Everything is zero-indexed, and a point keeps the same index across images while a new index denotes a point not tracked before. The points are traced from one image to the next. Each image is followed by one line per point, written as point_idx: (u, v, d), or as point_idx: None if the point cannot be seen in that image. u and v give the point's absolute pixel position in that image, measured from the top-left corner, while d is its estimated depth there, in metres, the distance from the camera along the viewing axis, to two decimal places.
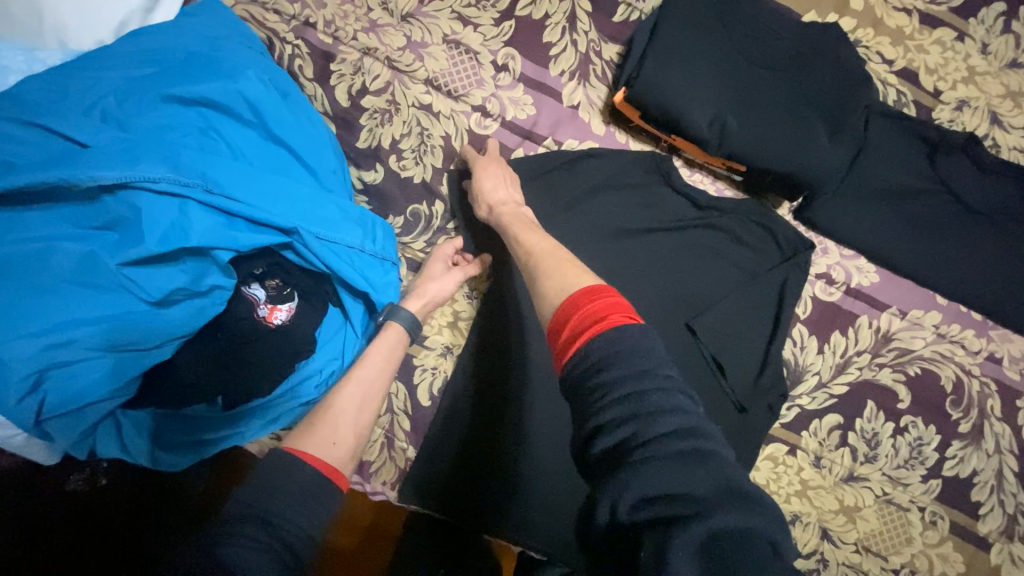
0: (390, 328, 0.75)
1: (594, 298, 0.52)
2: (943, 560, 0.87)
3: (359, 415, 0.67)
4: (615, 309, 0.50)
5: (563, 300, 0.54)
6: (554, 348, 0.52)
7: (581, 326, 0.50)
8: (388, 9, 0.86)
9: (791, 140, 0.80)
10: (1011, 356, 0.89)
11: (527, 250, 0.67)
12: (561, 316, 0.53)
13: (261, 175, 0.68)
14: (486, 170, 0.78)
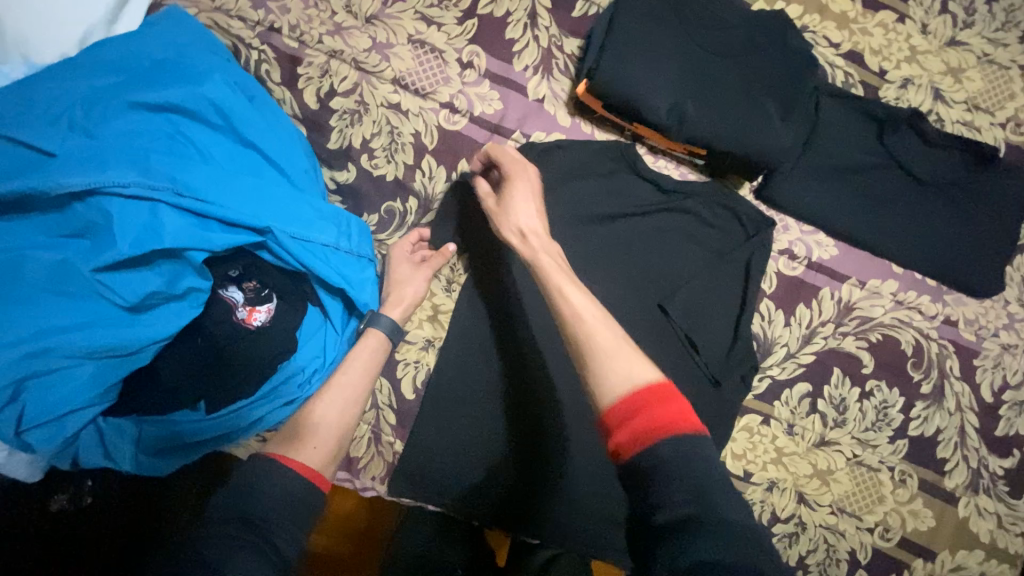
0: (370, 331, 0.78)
1: (667, 398, 0.53)
2: (914, 516, 0.92)
3: (341, 413, 0.71)
4: (687, 416, 0.52)
5: (629, 388, 0.53)
6: (613, 437, 0.52)
7: (652, 426, 0.51)
8: (352, 12, 0.88)
9: (745, 123, 0.84)
10: (966, 318, 0.94)
11: (572, 310, 0.62)
12: (625, 407, 0.53)
13: (235, 178, 0.69)
14: (520, 192, 0.75)
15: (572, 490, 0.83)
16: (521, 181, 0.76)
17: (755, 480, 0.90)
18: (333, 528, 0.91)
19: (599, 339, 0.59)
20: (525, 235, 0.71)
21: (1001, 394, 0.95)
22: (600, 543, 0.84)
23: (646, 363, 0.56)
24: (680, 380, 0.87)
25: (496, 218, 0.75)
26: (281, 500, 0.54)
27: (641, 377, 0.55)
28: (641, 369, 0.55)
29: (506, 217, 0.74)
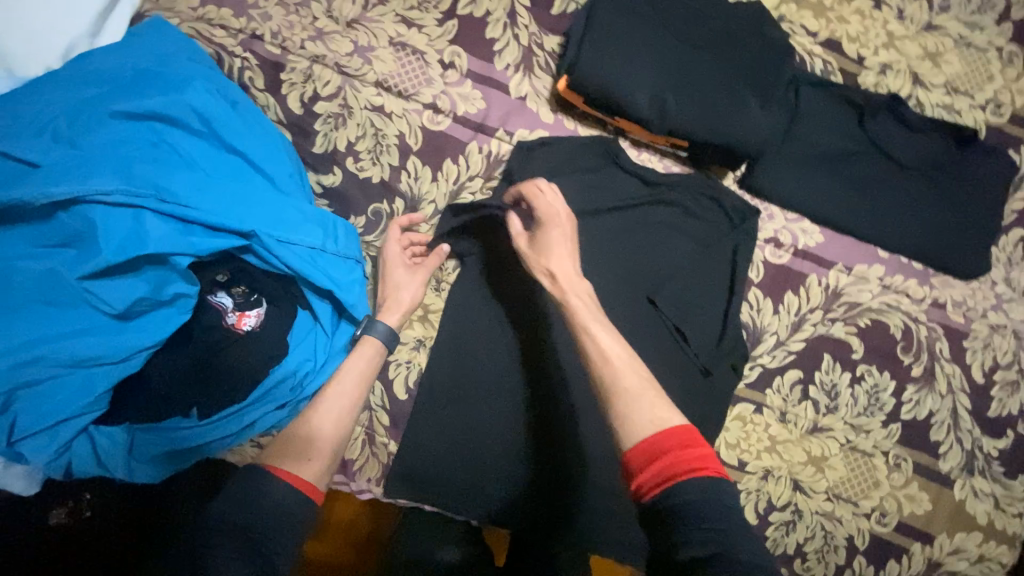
0: (365, 338, 0.78)
1: (690, 442, 0.55)
2: (910, 500, 0.92)
3: (337, 419, 0.71)
4: (710, 461, 0.54)
5: (655, 432, 0.56)
6: (639, 478, 0.55)
7: (675, 469, 0.54)
8: (333, 17, 0.89)
9: (725, 113, 0.84)
10: (954, 300, 0.95)
11: (599, 349, 0.65)
12: (652, 451, 0.55)
13: (219, 184, 0.69)
14: (553, 233, 0.75)
15: (565, 484, 0.84)
16: (556, 222, 0.76)
17: (750, 469, 0.90)
18: (334, 536, 0.94)
19: (625, 385, 0.61)
20: (556, 277, 0.72)
21: (992, 375, 0.95)
22: (597, 534, 0.85)
23: (669, 407, 0.59)
24: (671, 371, 0.87)
25: (530, 260, 0.75)
26: (266, 507, 0.55)
27: (666, 421, 0.57)
28: (665, 413, 0.58)
29: (543, 259, 0.74)
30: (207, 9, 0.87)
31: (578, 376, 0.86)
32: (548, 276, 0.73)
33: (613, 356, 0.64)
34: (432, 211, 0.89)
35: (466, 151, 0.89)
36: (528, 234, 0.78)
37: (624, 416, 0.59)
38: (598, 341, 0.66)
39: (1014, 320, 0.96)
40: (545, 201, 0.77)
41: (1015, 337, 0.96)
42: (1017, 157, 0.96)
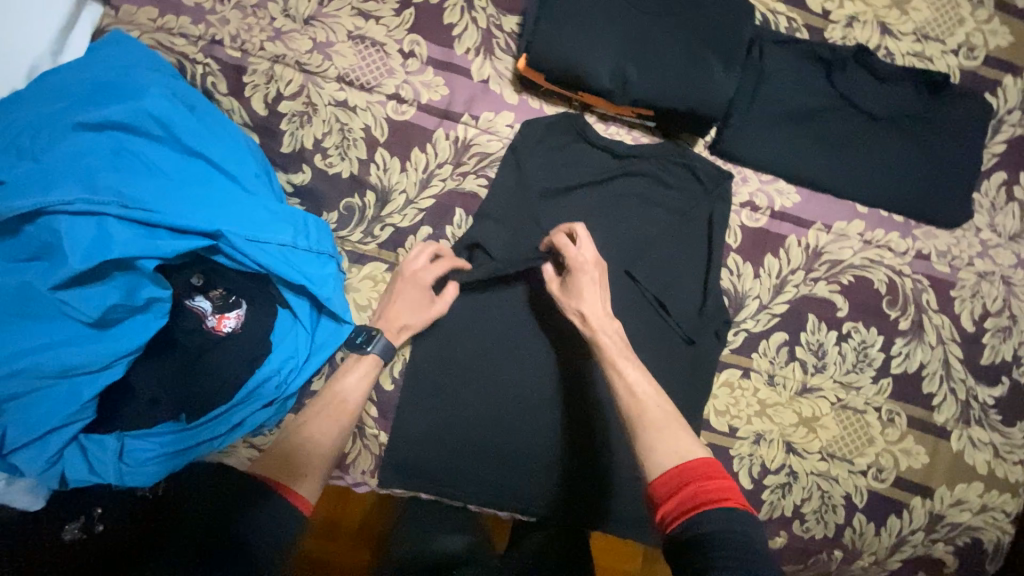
0: (370, 354, 0.78)
1: (712, 475, 0.59)
2: (907, 454, 0.92)
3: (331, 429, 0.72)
4: (732, 493, 0.58)
5: (677, 464, 0.61)
6: (662, 509, 0.59)
7: (699, 498, 0.57)
8: (290, 16, 0.89)
9: (688, 78, 0.84)
10: (938, 250, 0.93)
11: (626, 385, 0.71)
12: (674, 482, 0.59)
13: (184, 188, 0.71)
14: (588, 278, 0.78)
15: (553, 460, 0.87)
16: (586, 266, 0.78)
17: (741, 434, 0.90)
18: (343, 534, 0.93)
19: (650, 415, 0.67)
20: (587, 318, 0.77)
21: (983, 322, 0.94)
22: (587, 505, 0.88)
23: (693, 440, 0.64)
24: (655, 342, 0.87)
25: (563, 303, 0.79)
26: (262, 520, 0.57)
27: (688, 457, 0.62)
28: (690, 445, 0.63)
29: (572, 300, 0.79)
30: (166, 18, 0.87)
31: (559, 354, 0.88)
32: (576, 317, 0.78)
33: (637, 388, 0.71)
34: (403, 202, 0.88)
35: (433, 139, 0.89)
36: (559, 279, 0.81)
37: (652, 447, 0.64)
38: (626, 372, 0.72)
39: (1001, 266, 0.94)
40: (574, 252, 0.78)
41: (1004, 283, 0.94)
42: (992, 100, 0.95)
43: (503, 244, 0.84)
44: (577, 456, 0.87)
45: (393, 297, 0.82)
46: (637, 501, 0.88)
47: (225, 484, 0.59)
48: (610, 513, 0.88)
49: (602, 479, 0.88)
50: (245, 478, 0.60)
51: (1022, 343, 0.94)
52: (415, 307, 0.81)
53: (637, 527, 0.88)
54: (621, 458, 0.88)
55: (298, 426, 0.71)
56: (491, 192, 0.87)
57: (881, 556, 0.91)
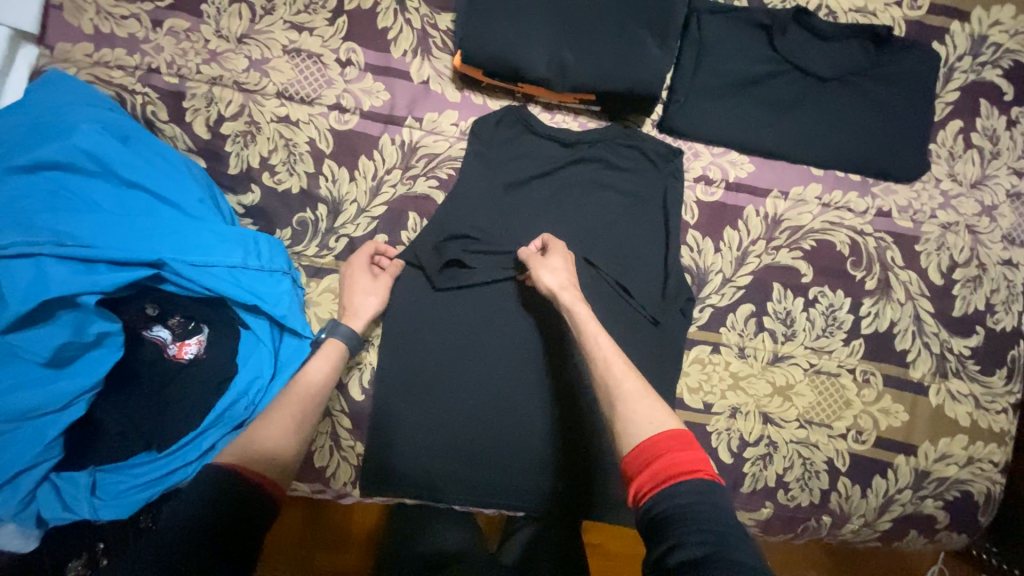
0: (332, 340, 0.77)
1: (684, 447, 0.55)
2: (886, 414, 0.91)
3: (287, 431, 0.64)
4: (704, 465, 0.53)
5: (649, 436, 0.56)
6: (634, 484, 0.55)
7: (668, 472, 0.53)
8: (224, 36, 0.88)
9: (625, 58, 0.83)
10: (898, 206, 0.93)
11: (602, 354, 0.67)
12: (646, 454, 0.55)
13: (126, 220, 0.71)
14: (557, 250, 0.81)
15: (532, 453, 0.86)
16: (564, 249, 0.82)
17: (717, 410, 0.89)
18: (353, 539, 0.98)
19: (625, 387, 0.63)
20: (557, 291, 0.75)
21: (951, 274, 0.93)
22: (570, 496, 0.87)
23: (668, 412, 0.60)
24: (622, 326, 0.87)
25: (532, 265, 0.79)
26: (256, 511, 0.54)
27: (661, 427, 0.57)
28: (663, 417, 0.59)
29: (540, 265, 0.78)
30: (102, 52, 0.87)
31: (527, 348, 0.87)
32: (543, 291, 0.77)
33: (603, 358, 0.67)
34: (355, 211, 0.88)
35: (379, 146, 0.89)
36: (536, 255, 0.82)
37: (622, 416, 0.60)
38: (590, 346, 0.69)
39: (965, 216, 0.93)
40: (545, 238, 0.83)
41: (970, 233, 0.93)
42: (940, 49, 0.93)
43: (474, 251, 0.85)
44: (555, 447, 0.87)
45: (348, 289, 0.82)
46: (620, 488, 0.88)
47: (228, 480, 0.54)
48: (595, 501, 0.88)
49: (582, 468, 0.87)
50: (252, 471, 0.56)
51: (993, 291, 0.93)
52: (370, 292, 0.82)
53: (622, 512, 0.89)
54: (598, 445, 0.87)
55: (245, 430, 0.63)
56: (455, 195, 0.87)
57: (871, 517, 0.91)
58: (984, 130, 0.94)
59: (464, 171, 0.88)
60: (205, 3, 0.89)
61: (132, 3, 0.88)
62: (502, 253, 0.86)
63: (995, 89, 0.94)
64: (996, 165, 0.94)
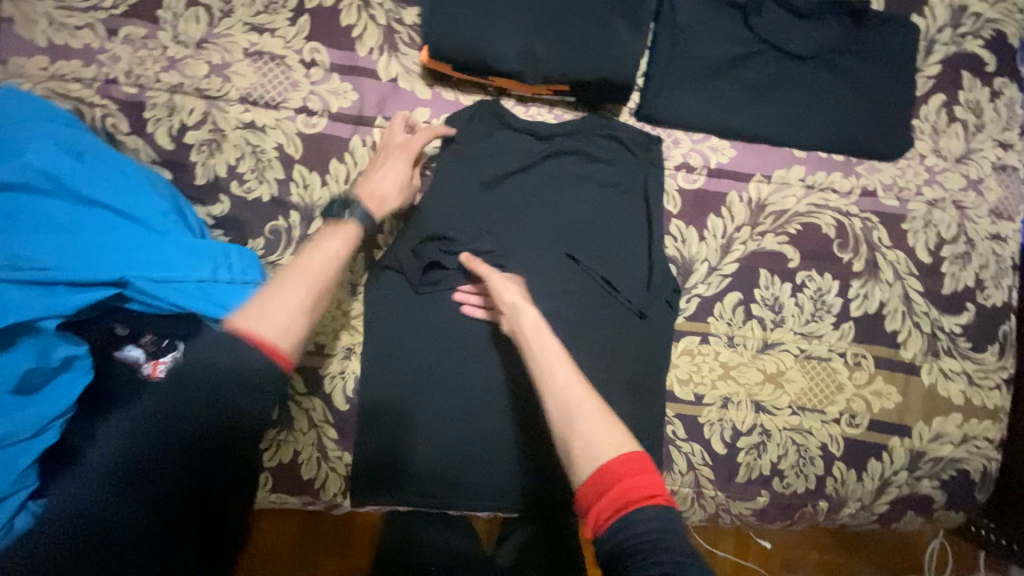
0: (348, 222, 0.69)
1: (642, 470, 0.52)
2: (879, 396, 0.90)
3: (289, 325, 0.57)
4: (659, 489, 0.52)
5: (604, 462, 0.53)
6: (589, 513, 0.52)
7: (626, 498, 0.51)
8: (182, 42, 0.85)
9: (596, 46, 0.81)
10: (883, 184, 0.91)
11: (559, 382, 0.60)
12: (600, 481, 0.53)
13: (87, 239, 0.68)
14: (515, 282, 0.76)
15: (523, 454, 0.85)
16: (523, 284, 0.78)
17: (708, 400, 0.88)
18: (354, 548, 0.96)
19: (585, 405, 0.58)
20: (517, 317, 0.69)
21: (939, 252, 0.91)
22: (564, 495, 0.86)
23: (623, 433, 0.56)
24: (607, 320, 0.85)
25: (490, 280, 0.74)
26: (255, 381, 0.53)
27: (616, 449, 0.54)
28: (621, 437, 0.55)
29: (502, 280, 0.74)
30: (57, 65, 0.84)
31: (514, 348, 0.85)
32: (501, 307, 0.71)
33: (562, 377, 0.60)
34: None
35: (349, 148, 0.86)
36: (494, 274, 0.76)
37: (581, 436, 0.55)
38: (539, 369, 0.62)
39: (951, 191, 0.92)
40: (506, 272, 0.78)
41: (956, 208, 0.92)
42: (920, 22, 0.91)
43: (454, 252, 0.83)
44: (546, 447, 0.85)
45: (376, 169, 0.77)
46: None
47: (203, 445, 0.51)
48: None
49: None
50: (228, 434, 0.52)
51: (982, 267, 0.92)
52: (396, 177, 0.77)
53: None
54: None
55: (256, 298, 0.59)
56: (430, 194, 0.84)
57: (868, 500, 0.90)
58: (967, 103, 0.92)
59: (440, 169, 0.85)
60: (161, 8, 0.85)
61: (85, 12, 0.85)
62: (480, 252, 0.83)
63: (977, 60, 0.92)
64: (980, 138, 0.93)
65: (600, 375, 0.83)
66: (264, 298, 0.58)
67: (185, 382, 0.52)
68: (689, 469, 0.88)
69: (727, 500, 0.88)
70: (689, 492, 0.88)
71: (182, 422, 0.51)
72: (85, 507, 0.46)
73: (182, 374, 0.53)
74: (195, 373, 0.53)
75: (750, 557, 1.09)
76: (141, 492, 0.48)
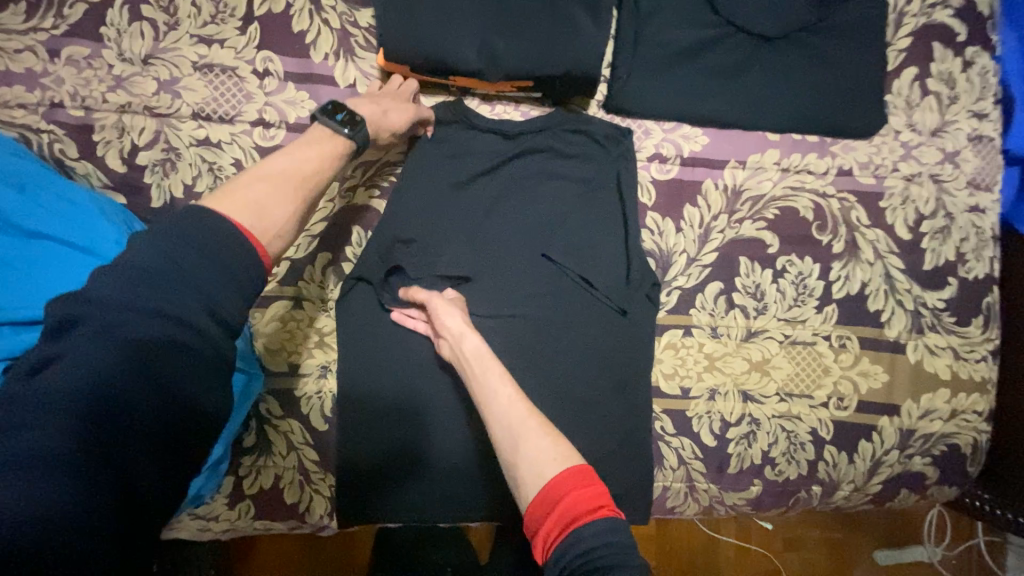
0: (343, 137, 0.66)
1: (584, 484, 0.53)
2: (866, 376, 0.89)
3: (281, 227, 0.56)
4: (605, 500, 0.52)
5: (548, 481, 0.54)
6: (539, 533, 0.52)
7: (570, 514, 0.51)
8: (128, 59, 0.82)
9: (557, 38, 0.78)
10: (859, 163, 0.90)
11: (500, 407, 0.63)
12: (548, 499, 0.53)
13: (31, 274, 0.63)
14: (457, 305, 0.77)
15: None
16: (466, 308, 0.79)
17: (694, 394, 0.87)
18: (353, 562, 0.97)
19: (529, 420, 0.60)
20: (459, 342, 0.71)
21: (919, 227, 0.90)
22: None
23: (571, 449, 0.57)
24: (586, 319, 0.83)
25: (433, 302, 0.74)
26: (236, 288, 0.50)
27: (563, 466, 0.55)
28: (567, 453, 0.56)
29: (444, 304, 0.74)
30: None
31: None
32: (444, 331, 0.72)
33: (505, 400, 0.64)
34: None
35: None
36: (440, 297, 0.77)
37: (526, 455, 0.57)
38: (484, 395, 0.65)
39: (928, 165, 0.91)
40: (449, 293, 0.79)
41: (934, 182, 0.91)
42: None
43: (426, 261, 0.81)
44: None
45: (375, 102, 0.75)
46: None
47: (182, 424, 0.47)
48: None
49: None
50: (209, 412, 0.49)
51: (963, 240, 0.91)
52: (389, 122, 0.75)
53: None
54: None
55: (242, 185, 0.56)
56: (396, 202, 0.82)
57: (861, 482, 0.89)
58: (940, 75, 0.91)
59: (406, 173, 0.82)
60: (103, 25, 0.82)
61: (24, 33, 0.80)
62: (450, 260, 0.81)
63: (947, 30, 0.91)
64: (955, 109, 0.91)
65: (583, 376, 0.82)
66: (242, 191, 0.55)
67: (148, 350, 0.45)
68: (680, 463, 0.86)
69: (720, 493, 0.87)
70: (681, 487, 0.87)
71: (167, 391, 0.46)
72: (29, 508, 0.38)
73: (139, 342, 0.45)
74: (160, 337, 0.46)
75: (752, 539, 1.09)
76: (110, 481, 0.42)
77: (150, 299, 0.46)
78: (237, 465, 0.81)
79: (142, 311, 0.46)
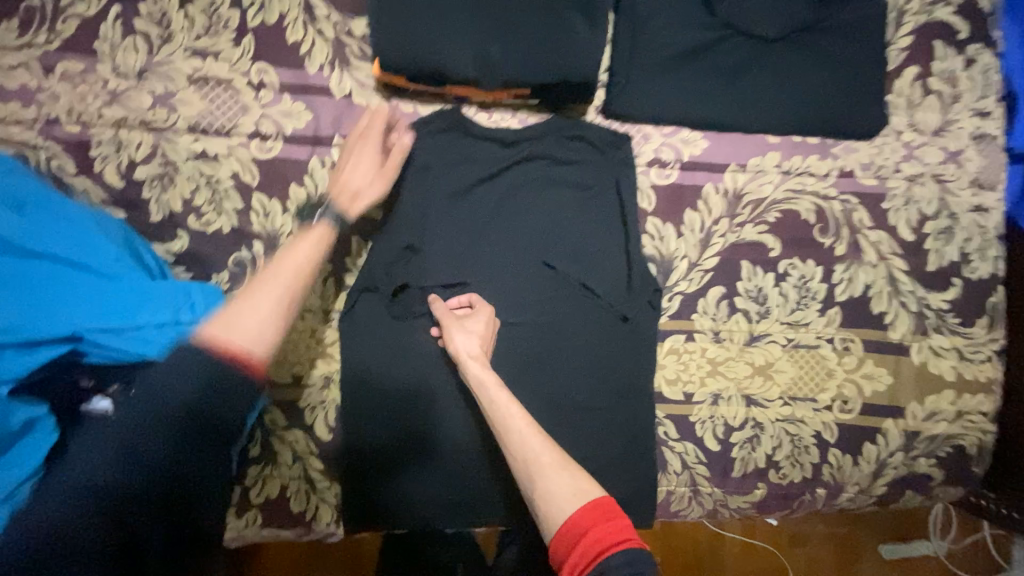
0: (319, 228, 0.60)
1: (609, 517, 0.55)
2: (869, 379, 0.89)
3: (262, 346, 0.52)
4: (629, 531, 0.54)
5: (572, 513, 0.55)
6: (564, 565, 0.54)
7: (597, 546, 0.53)
8: (123, 73, 0.81)
9: (553, 45, 0.78)
10: (861, 164, 0.89)
11: (517, 444, 0.62)
12: (572, 531, 0.54)
13: (30, 294, 0.63)
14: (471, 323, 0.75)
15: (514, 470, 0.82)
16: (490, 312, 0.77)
17: (697, 399, 0.87)
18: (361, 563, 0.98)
19: (542, 459, 0.60)
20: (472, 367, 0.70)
21: (922, 229, 0.90)
22: None
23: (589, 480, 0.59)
24: (588, 325, 0.82)
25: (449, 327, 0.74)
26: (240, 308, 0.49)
27: (584, 498, 0.56)
28: (586, 486, 0.58)
29: (454, 328, 0.74)
30: None
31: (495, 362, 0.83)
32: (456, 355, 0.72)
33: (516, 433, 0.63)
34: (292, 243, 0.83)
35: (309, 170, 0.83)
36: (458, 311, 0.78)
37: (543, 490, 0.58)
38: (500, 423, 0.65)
39: (930, 165, 0.90)
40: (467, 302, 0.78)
41: (937, 182, 0.90)
42: None
43: (425, 271, 0.81)
44: None
45: (346, 162, 0.69)
46: None
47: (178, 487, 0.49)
48: None
49: None
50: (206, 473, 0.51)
51: (966, 240, 0.90)
52: (371, 172, 0.69)
53: None
54: None
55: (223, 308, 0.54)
56: (394, 213, 0.81)
57: (865, 484, 0.89)
58: (942, 73, 0.90)
59: (404, 184, 0.82)
60: (97, 40, 0.81)
61: (18, 49, 0.80)
62: (449, 270, 0.81)
63: (949, 28, 0.90)
64: (957, 108, 0.90)
65: (586, 384, 0.82)
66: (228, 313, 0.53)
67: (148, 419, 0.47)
68: (685, 468, 0.86)
69: (725, 496, 0.87)
70: (686, 491, 0.86)
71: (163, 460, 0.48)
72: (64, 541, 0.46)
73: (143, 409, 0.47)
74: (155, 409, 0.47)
75: (757, 535, 1.08)
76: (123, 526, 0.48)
77: (151, 375, 0.49)
78: (243, 476, 0.81)
79: (143, 387, 0.48)
